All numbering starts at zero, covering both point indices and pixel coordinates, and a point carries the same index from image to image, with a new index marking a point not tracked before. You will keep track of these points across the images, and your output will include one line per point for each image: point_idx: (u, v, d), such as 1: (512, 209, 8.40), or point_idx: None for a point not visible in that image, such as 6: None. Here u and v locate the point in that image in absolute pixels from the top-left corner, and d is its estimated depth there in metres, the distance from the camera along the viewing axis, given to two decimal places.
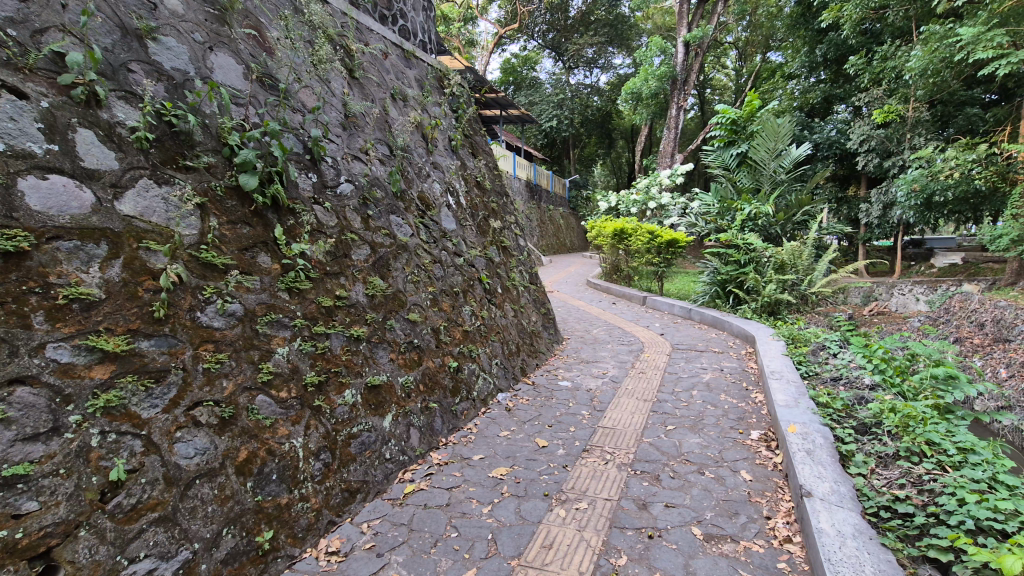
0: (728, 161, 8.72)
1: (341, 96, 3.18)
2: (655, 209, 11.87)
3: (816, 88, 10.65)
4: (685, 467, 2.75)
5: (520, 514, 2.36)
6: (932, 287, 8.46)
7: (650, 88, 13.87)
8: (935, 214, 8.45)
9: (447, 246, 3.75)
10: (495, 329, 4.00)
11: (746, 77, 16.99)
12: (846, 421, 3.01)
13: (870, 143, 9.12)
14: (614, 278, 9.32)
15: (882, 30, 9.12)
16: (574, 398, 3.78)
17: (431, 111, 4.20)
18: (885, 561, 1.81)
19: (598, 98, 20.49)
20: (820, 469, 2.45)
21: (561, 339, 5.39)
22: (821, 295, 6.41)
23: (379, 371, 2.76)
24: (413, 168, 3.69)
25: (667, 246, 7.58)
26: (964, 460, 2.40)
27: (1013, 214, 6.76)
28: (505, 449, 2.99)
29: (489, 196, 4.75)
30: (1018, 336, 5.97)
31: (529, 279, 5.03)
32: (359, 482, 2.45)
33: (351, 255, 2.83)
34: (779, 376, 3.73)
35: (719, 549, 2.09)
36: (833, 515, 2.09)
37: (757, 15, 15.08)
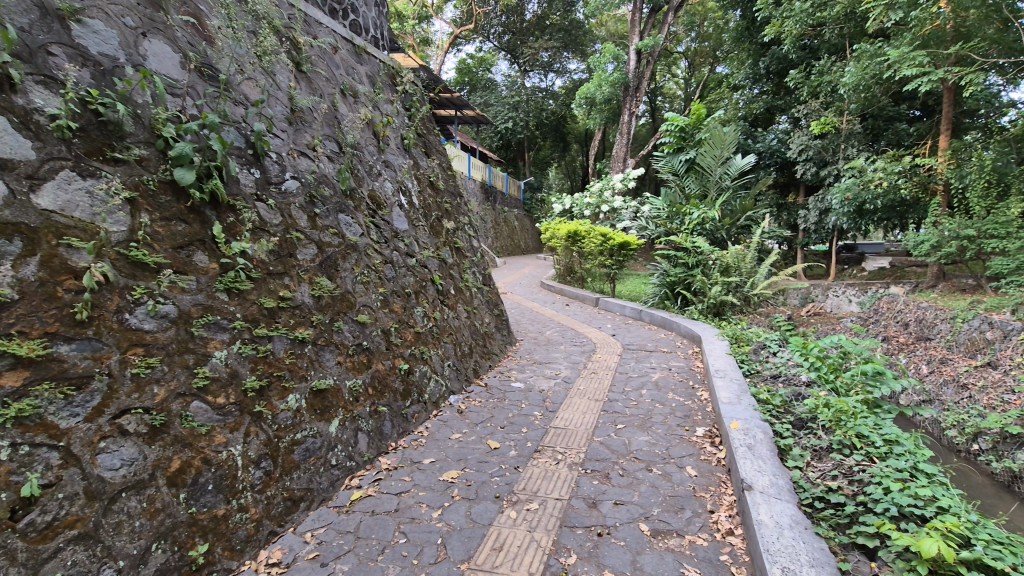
0: (677, 166, 8.92)
1: (287, 90, 3.07)
2: (607, 213, 12.09)
3: (759, 99, 11.16)
4: (633, 465, 2.80)
5: (470, 517, 2.33)
6: (862, 290, 9.02)
7: (603, 94, 14.17)
8: (866, 221, 8.99)
9: (399, 247, 3.68)
10: (447, 330, 3.95)
11: (695, 87, 17.61)
12: (784, 416, 3.15)
13: (807, 153, 9.60)
14: (568, 280, 9.43)
15: (819, 46, 9.65)
16: (526, 398, 3.79)
17: (382, 109, 4.11)
18: (819, 550, 1.90)
19: (553, 102, 20.56)
20: (760, 463, 2.55)
21: (515, 340, 5.39)
22: (763, 297, 6.71)
23: (325, 375, 2.67)
24: (363, 166, 3.60)
25: (619, 249, 7.73)
26: (889, 451, 2.56)
27: (933, 222, 7.48)
28: (455, 452, 2.96)
29: (443, 196, 4.70)
30: (938, 335, 6.46)
31: (483, 280, 5.00)
32: (302, 490, 2.36)
33: (297, 255, 2.73)
34: (724, 375, 3.86)
35: (665, 544, 2.14)
36: (772, 507, 2.18)
37: (704, 27, 15.67)
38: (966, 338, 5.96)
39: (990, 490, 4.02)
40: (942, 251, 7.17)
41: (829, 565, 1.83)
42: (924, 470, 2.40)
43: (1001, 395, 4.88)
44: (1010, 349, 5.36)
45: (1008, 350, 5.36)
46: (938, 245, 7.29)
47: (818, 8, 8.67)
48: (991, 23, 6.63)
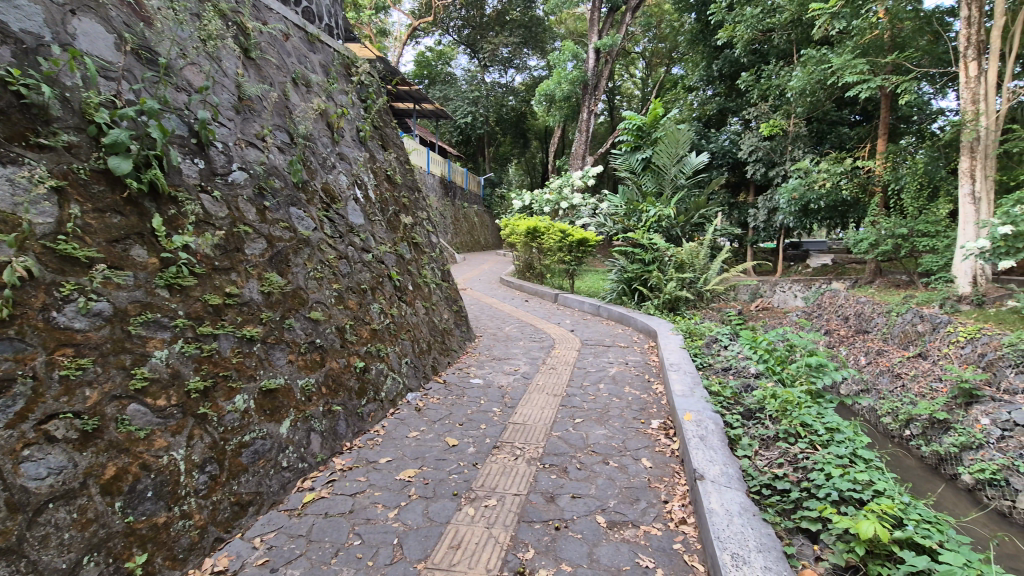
0: (633, 164, 9.07)
1: (233, 77, 2.92)
2: (566, 209, 12.20)
3: (712, 100, 11.51)
4: (590, 459, 2.83)
5: (427, 516, 2.30)
6: (807, 286, 9.47)
7: (562, 91, 14.27)
8: (810, 220, 9.41)
9: (354, 242, 3.58)
10: (405, 327, 3.89)
11: (652, 87, 17.98)
12: (734, 407, 3.26)
13: (757, 154, 9.97)
14: (527, 276, 9.46)
15: (768, 51, 10.01)
16: (485, 395, 3.77)
17: (337, 99, 3.99)
18: (766, 536, 1.98)
19: (513, 98, 20.54)
20: (711, 453, 2.63)
21: (474, 336, 5.36)
22: (715, 293, 6.95)
23: (275, 374, 2.57)
24: (316, 158, 3.49)
25: (578, 245, 7.80)
26: (830, 439, 2.70)
27: (872, 222, 7.91)
28: (413, 450, 2.91)
29: (400, 191, 4.61)
30: (874, 328, 6.86)
31: (441, 276, 4.95)
32: (251, 494, 2.27)
33: (244, 250, 2.61)
34: (678, 368, 3.97)
35: (621, 535, 2.18)
36: (722, 495, 2.26)
37: (660, 28, 15.98)
38: (901, 330, 6.34)
39: (920, 472, 4.32)
40: (879, 249, 7.58)
41: (775, 549, 1.91)
42: (862, 456, 2.54)
43: (930, 383, 5.22)
44: (938, 340, 5.74)
45: (935, 341, 5.74)
46: (875, 243, 7.72)
47: (768, 14, 9.00)
48: (923, 34, 7.27)
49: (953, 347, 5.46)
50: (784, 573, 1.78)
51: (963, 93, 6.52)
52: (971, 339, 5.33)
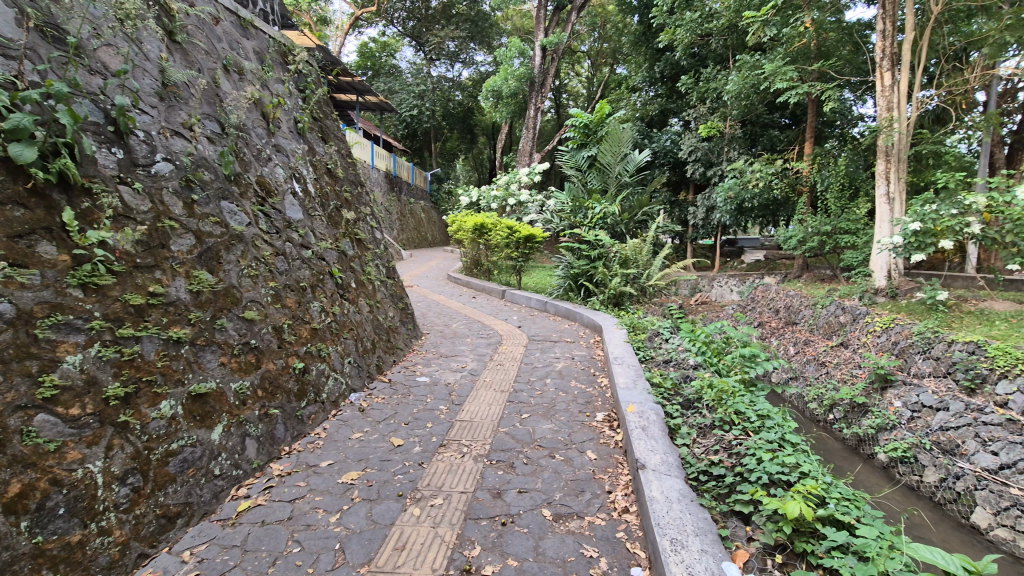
0: (579, 163, 9.20)
1: (157, 61, 2.72)
2: (513, 206, 12.22)
3: (654, 101, 11.87)
4: (537, 453, 2.86)
5: (371, 518, 2.25)
6: (741, 281, 9.98)
7: (509, 88, 14.29)
8: (745, 218, 9.89)
9: (292, 238, 3.44)
10: (348, 326, 3.77)
11: (597, 87, 18.29)
12: (674, 397, 3.38)
13: (696, 154, 10.35)
14: (474, 272, 9.42)
15: (706, 55, 10.42)
16: (431, 393, 3.73)
17: (273, 88, 3.80)
18: (702, 520, 2.07)
19: (460, 94, 20.38)
20: (653, 443, 2.71)
21: (420, 334, 5.29)
22: (657, 288, 7.18)
23: (206, 377, 2.43)
24: (250, 149, 3.32)
25: (525, 241, 7.83)
26: (762, 425, 2.85)
27: (800, 220, 8.40)
28: (356, 452, 2.84)
29: (342, 185, 4.47)
30: (802, 319, 7.32)
31: (386, 273, 4.84)
32: (179, 505, 2.14)
33: (169, 246, 2.45)
34: (621, 361, 4.07)
35: (566, 526, 2.21)
36: (662, 484, 2.33)
37: (605, 29, 16.29)
38: (825, 321, 6.80)
39: (842, 453, 4.65)
40: (806, 246, 8.06)
41: (711, 532, 2.00)
42: (789, 440, 2.70)
43: (851, 370, 5.63)
44: (858, 329, 6.18)
45: (856, 331, 6.18)
46: (802, 240, 8.19)
47: (705, 20, 9.38)
48: (845, 44, 7.84)
49: (871, 336, 5.90)
50: (718, 554, 1.87)
51: (879, 101, 7.03)
52: (887, 328, 5.77)
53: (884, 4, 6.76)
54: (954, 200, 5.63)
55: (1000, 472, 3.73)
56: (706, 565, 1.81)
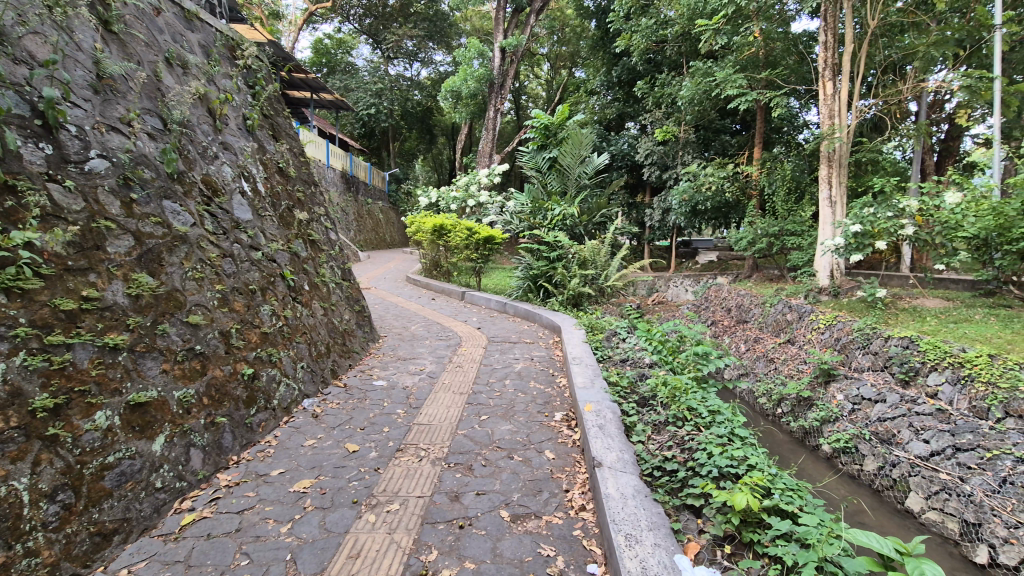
0: (539, 163, 9.06)
1: (91, 52, 2.56)
2: (473, 207, 12.20)
3: (611, 105, 12.10)
4: (495, 455, 2.86)
5: (324, 527, 2.19)
6: (696, 281, 10.30)
7: (468, 88, 14.25)
8: (699, 220, 10.21)
9: (241, 239, 3.32)
10: (300, 329, 3.66)
11: (556, 90, 18.49)
12: (630, 395, 3.45)
13: (652, 157, 10.59)
14: (434, 274, 9.34)
15: (662, 61, 10.73)
16: (388, 397, 3.68)
17: (219, 84, 3.66)
18: (656, 514, 2.12)
19: (418, 93, 20.20)
20: (609, 441, 2.76)
21: (378, 337, 5.19)
22: (614, 288, 7.32)
23: (147, 386, 2.31)
24: (195, 147, 3.18)
25: (485, 242, 7.83)
26: (712, 421, 2.95)
27: (750, 222, 8.74)
28: (309, 459, 2.76)
29: (294, 185, 4.34)
30: (752, 317, 7.63)
31: (341, 275, 4.73)
32: (116, 521, 2.03)
33: (106, 247, 2.32)
34: (580, 361, 4.13)
35: (524, 527, 2.22)
36: (618, 480, 2.38)
37: (563, 33, 16.50)
38: (773, 319, 7.10)
39: (789, 445, 4.87)
40: (755, 247, 8.39)
41: (664, 526, 2.06)
42: (738, 434, 2.81)
43: (797, 365, 5.91)
44: (803, 326, 6.48)
45: (801, 328, 6.48)
46: (752, 242, 8.53)
47: (660, 27, 9.65)
48: (790, 54, 8.25)
49: (815, 332, 6.19)
50: (671, 547, 1.92)
51: (822, 109, 7.40)
52: (829, 325, 6.06)
53: (825, 17, 7.14)
54: (890, 203, 5.96)
55: (931, 459, 3.98)
56: (659, 558, 1.85)
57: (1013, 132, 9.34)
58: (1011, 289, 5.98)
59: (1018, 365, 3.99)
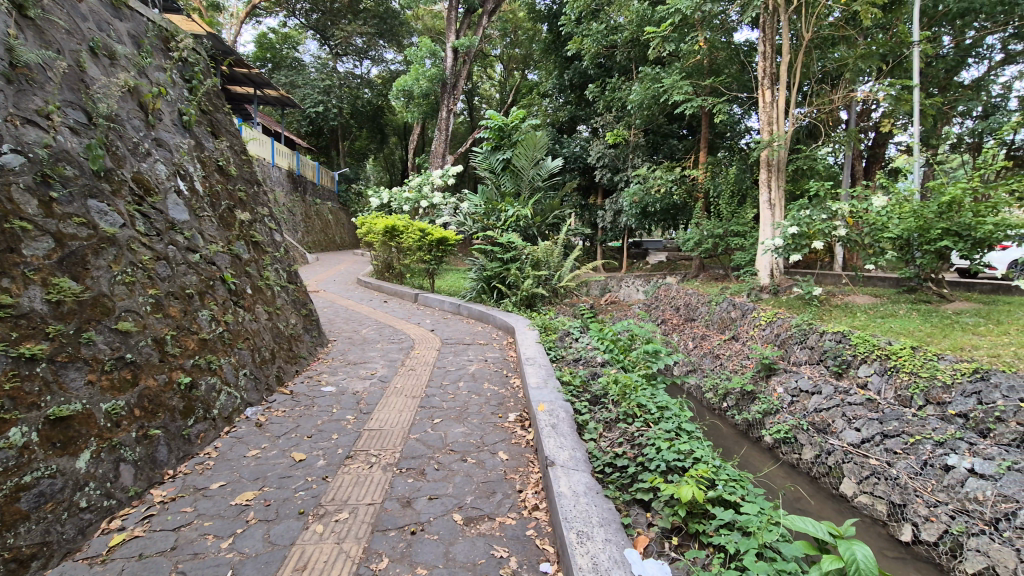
0: (493, 164, 9.06)
1: (2, 38, 2.36)
2: (426, 208, 12.07)
3: (564, 108, 12.28)
4: (448, 458, 2.84)
5: (268, 540, 2.11)
6: (647, 281, 10.59)
7: (420, 88, 14.08)
8: (648, 221, 10.49)
9: (176, 240, 3.14)
10: (243, 335, 3.50)
11: (508, 91, 18.58)
12: (583, 394, 3.50)
13: (604, 160, 10.81)
14: (386, 276, 9.18)
15: (612, 65, 10.99)
16: (337, 403, 3.58)
17: (152, 76, 3.45)
18: (607, 510, 2.16)
19: (369, 91, 19.85)
20: (561, 440, 2.79)
21: (327, 341, 5.05)
22: (568, 289, 7.42)
23: (70, 399, 2.15)
24: (124, 143, 2.99)
25: (438, 244, 7.77)
26: (661, 416, 3.04)
27: (696, 223, 9.06)
28: (252, 470, 2.65)
29: (236, 184, 4.15)
30: (699, 316, 7.93)
31: (287, 278, 4.56)
32: (34, 546, 1.87)
33: (21, 250, 2.14)
34: (533, 362, 4.16)
35: (477, 529, 2.21)
36: (570, 478, 2.40)
37: (516, 35, 16.62)
38: (719, 317, 7.39)
39: (733, 438, 5.08)
40: (701, 247, 8.71)
41: (614, 521, 2.10)
42: (685, 429, 2.91)
43: (740, 361, 6.18)
44: (746, 323, 6.78)
45: (744, 324, 6.78)
46: (698, 242, 8.87)
47: (611, 32, 9.87)
48: (732, 63, 8.69)
49: (757, 329, 6.50)
50: (621, 542, 1.96)
51: (762, 116, 7.76)
52: (770, 322, 6.37)
53: (764, 28, 7.50)
54: (823, 207, 6.37)
55: (862, 446, 4.23)
56: (609, 553, 1.89)
57: (930, 140, 10.12)
58: (930, 286, 6.46)
59: (936, 356, 4.33)
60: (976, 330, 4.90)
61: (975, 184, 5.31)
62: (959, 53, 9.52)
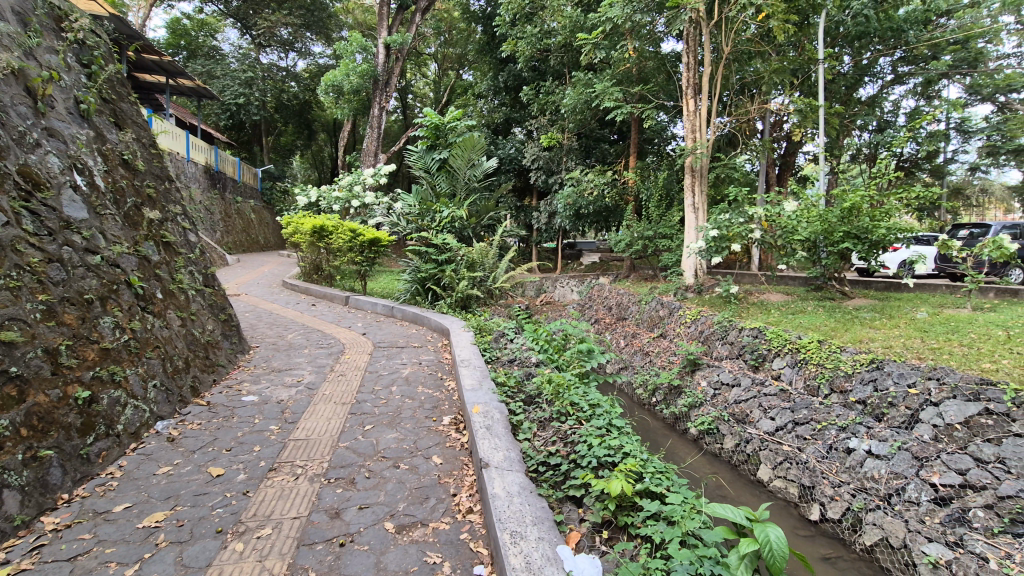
0: (428, 164, 8.87)
1: None
2: (358, 208, 11.73)
3: (499, 109, 12.36)
4: (380, 465, 2.77)
5: (180, 564, 1.96)
6: (580, 281, 10.88)
7: (350, 84, 13.68)
8: (582, 223, 10.78)
9: (74, 241, 2.86)
10: (152, 343, 3.24)
11: (443, 90, 18.44)
12: (517, 395, 3.53)
13: (539, 162, 10.98)
14: (315, 277, 8.85)
15: (545, 69, 11.21)
16: (260, 413, 3.39)
17: (43, 58, 3.12)
18: (540, 509, 2.19)
19: (294, 85, 19.13)
20: (496, 441, 2.80)
21: (249, 348, 4.78)
22: (502, 290, 7.49)
23: None
24: (8, 132, 2.69)
25: (369, 245, 7.58)
26: (592, 414, 3.13)
27: (627, 225, 9.40)
28: (163, 489, 2.46)
29: (144, 179, 3.83)
30: (629, 314, 8.25)
31: (204, 281, 4.26)
32: None
33: None
34: (468, 363, 4.15)
35: (409, 536, 2.17)
36: (504, 479, 2.41)
37: (450, 34, 16.54)
38: (648, 315, 7.72)
39: (660, 431, 5.33)
40: (632, 248, 9.06)
41: (548, 520, 2.13)
42: (615, 424, 3.01)
43: (668, 357, 6.50)
44: (674, 321, 7.13)
45: (672, 322, 7.13)
46: (629, 244, 9.21)
47: (544, 36, 10.06)
48: (659, 72, 9.09)
49: (683, 326, 6.85)
50: (554, 540, 1.99)
51: (687, 123, 8.17)
52: (695, 319, 6.74)
53: (688, 40, 7.92)
54: (741, 211, 6.83)
55: (776, 433, 4.55)
56: (542, 551, 1.91)
57: (833, 150, 11.07)
58: (834, 284, 7.01)
59: (839, 348, 4.76)
60: (872, 324, 5.41)
61: (872, 192, 5.87)
62: (857, 72, 10.48)
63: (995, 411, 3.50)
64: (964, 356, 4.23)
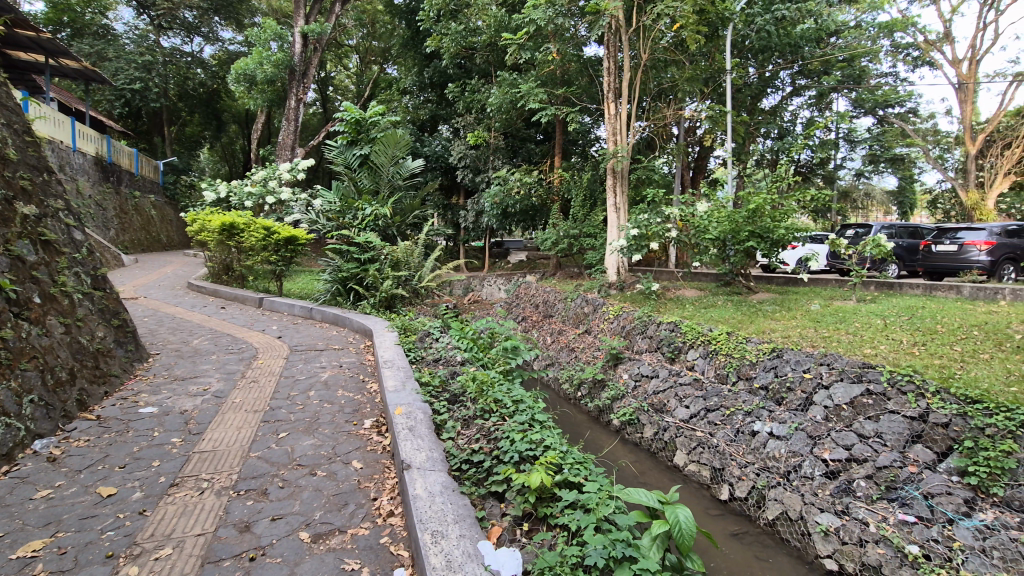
0: (350, 159, 8.61)
1: None
2: (274, 204, 11.13)
3: (424, 106, 12.17)
4: (295, 473, 2.66)
5: None
6: (507, 280, 10.98)
7: (264, 73, 12.93)
8: (509, 222, 10.90)
9: None
10: (29, 353, 2.91)
11: (365, 84, 17.90)
12: (441, 394, 3.51)
13: (465, 160, 10.96)
14: (225, 278, 8.30)
15: (471, 67, 11.21)
16: (160, 425, 3.14)
17: None
18: (462, 507, 2.20)
19: (201, 71, 17.84)
20: (418, 442, 2.77)
21: (147, 356, 4.40)
22: (429, 289, 7.39)
23: None
24: None
25: (286, 244, 7.22)
26: (515, 410, 3.18)
27: (553, 224, 9.61)
28: (42, 514, 2.22)
29: (15, 170, 3.42)
30: (554, 312, 8.45)
31: (93, 283, 3.88)
32: None
33: None
34: (391, 364, 4.06)
35: (326, 545, 2.11)
36: (426, 480, 2.39)
37: (373, 27, 16.07)
38: (574, 312, 7.95)
39: (583, 424, 5.51)
40: (558, 246, 9.27)
41: (469, 517, 2.15)
42: (537, 419, 3.09)
43: (592, 352, 6.73)
44: (597, 317, 7.39)
45: (596, 318, 7.39)
46: (555, 242, 9.42)
47: (469, 33, 10.02)
48: (582, 75, 9.37)
49: (606, 322, 7.11)
50: (475, 536, 2.01)
51: (608, 126, 8.47)
52: (617, 315, 7.01)
53: (608, 45, 8.21)
54: (658, 211, 7.18)
55: (690, 421, 4.84)
56: (463, 548, 1.93)
57: (741, 155, 11.91)
58: (741, 279, 7.57)
59: (745, 339, 5.16)
60: (773, 316, 5.89)
61: (773, 195, 6.39)
62: (760, 83, 11.33)
63: (875, 391, 3.95)
64: (849, 342, 4.73)
